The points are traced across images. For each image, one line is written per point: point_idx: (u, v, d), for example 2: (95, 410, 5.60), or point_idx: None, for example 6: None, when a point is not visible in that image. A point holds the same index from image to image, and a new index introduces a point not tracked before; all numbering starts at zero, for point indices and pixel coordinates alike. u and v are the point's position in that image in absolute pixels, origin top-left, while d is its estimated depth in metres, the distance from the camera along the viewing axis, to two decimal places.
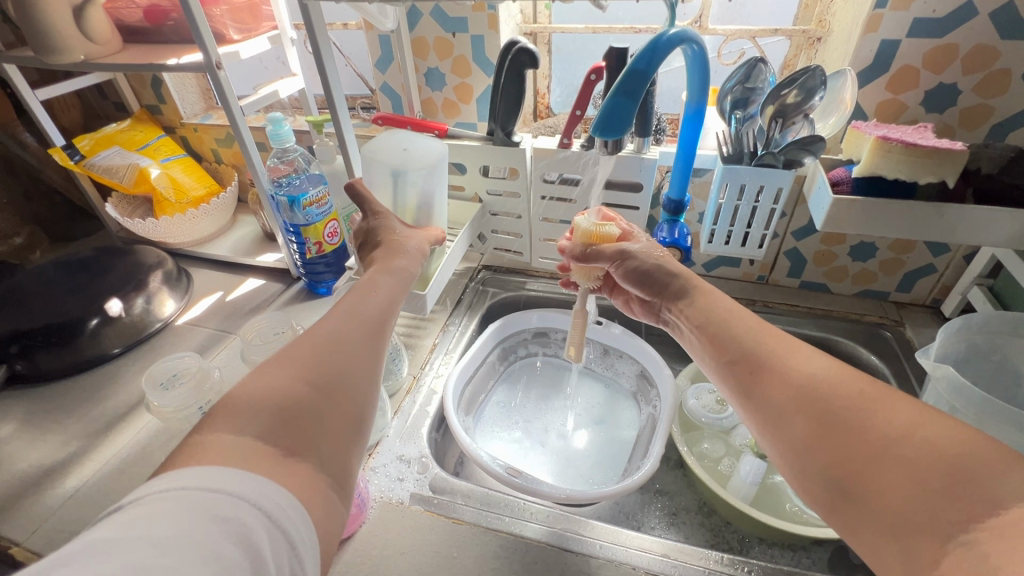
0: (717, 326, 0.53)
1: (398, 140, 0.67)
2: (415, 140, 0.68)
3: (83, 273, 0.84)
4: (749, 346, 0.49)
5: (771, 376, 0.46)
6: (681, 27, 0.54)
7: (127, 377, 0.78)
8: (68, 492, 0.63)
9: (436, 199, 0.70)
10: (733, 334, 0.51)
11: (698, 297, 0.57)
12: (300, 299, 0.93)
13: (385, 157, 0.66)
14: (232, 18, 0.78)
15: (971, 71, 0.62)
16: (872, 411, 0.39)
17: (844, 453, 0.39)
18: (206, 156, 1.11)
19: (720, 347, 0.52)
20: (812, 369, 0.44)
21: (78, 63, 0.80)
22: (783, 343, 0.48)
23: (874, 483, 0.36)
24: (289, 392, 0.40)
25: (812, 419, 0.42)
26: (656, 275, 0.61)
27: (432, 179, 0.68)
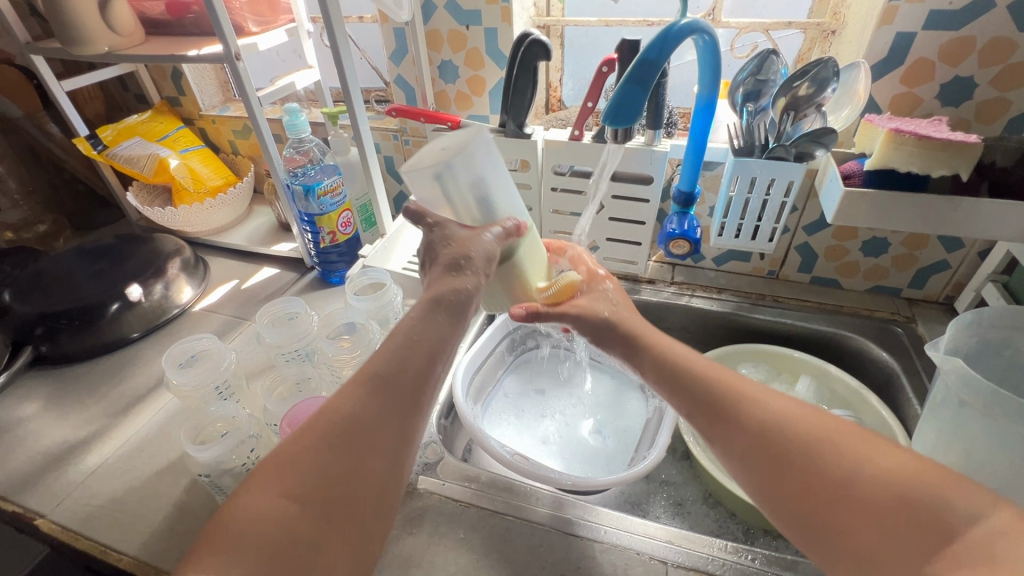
0: (671, 369, 0.51)
1: (434, 144, 0.53)
2: (455, 136, 0.53)
3: (104, 259, 0.87)
4: (703, 390, 0.48)
5: (725, 419, 0.46)
6: (693, 17, 0.54)
7: (145, 360, 0.80)
8: (90, 468, 0.65)
9: (494, 184, 0.55)
10: (688, 379, 0.50)
11: (647, 349, 0.54)
12: (314, 287, 0.94)
13: (424, 164, 0.50)
14: (251, 11, 0.80)
15: (987, 64, 0.62)
16: (825, 447, 0.41)
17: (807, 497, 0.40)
18: (224, 148, 1.14)
19: (677, 393, 0.50)
20: (764, 408, 0.44)
21: (102, 54, 0.82)
22: (734, 385, 0.48)
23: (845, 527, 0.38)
24: (281, 515, 0.36)
25: (771, 465, 0.42)
26: (605, 333, 0.57)
27: (488, 170, 0.54)
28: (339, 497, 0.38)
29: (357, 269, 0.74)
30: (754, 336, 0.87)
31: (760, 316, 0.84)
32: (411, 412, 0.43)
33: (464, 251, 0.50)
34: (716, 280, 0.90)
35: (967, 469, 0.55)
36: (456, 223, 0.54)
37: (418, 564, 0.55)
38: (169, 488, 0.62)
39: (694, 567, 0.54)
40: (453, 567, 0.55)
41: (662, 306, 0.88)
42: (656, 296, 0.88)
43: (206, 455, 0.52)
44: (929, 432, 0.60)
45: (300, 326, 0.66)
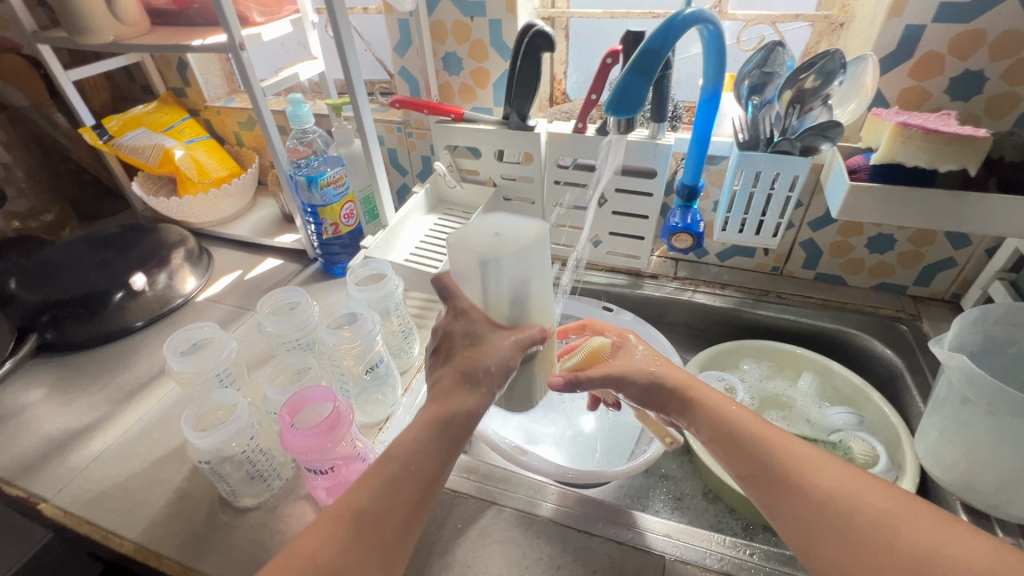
0: (725, 432, 0.48)
1: (486, 221, 0.47)
2: (516, 220, 0.47)
3: (109, 249, 0.87)
4: (760, 457, 0.46)
5: (787, 485, 0.44)
6: (698, 6, 0.53)
7: (148, 349, 0.81)
8: (92, 454, 0.65)
9: (534, 286, 0.48)
10: (744, 442, 0.47)
11: (697, 408, 0.50)
12: (316, 279, 0.95)
13: (472, 247, 0.44)
14: (255, 1, 0.80)
15: (999, 57, 0.61)
16: (899, 523, 0.39)
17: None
18: (229, 139, 1.14)
19: (733, 455, 0.47)
20: (826, 481, 0.43)
21: (107, 44, 0.83)
22: (793, 451, 0.45)
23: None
24: None
25: (841, 543, 0.40)
26: (654, 389, 0.52)
27: (537, 267, 0.47)
28: None
29: (358, 260, 0.74)
30: (756, 333, 0.86)
31: (763, 312, 0.84)
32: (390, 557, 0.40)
33: (483, 361, 0.45)
34: (719, 275, 0.89)
35: (969, 467, 0.54)
36: (484, 316, 0.47)
37: (416, 555, 0.55)
38: (170, 475, 0.62)
39: (691, 560, 0.54)
40: (451, 558, 0.55)
41: (664, 301, 0.88)
42: (659, 291, 0.88)
43: (205, 442, 0.52)
44: (932, 430, 0.59)
45: (301, 315, 0.66)
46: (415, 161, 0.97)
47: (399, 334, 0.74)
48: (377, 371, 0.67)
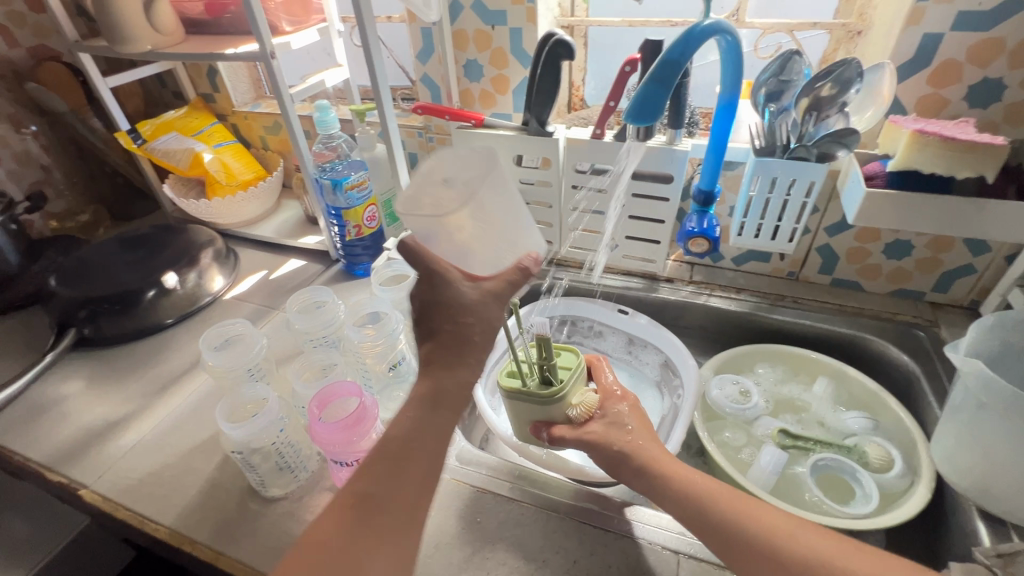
0: (695, 506, 0.49)
1: (437, 167, 0.48)
2: (465, 163, 0.49)
3: (143, 248, 0.91)
4: (731, 530, 0.46)
5: (763, 557, 0.44)
6: (715, 18, 0.55)
7: (179, 345, 0.84)
8: (128, 444, 0.68)
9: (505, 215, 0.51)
10: (715, 515, 0.48)
11: (666, 483, 0.50)
12: (339, 279, 0.97)
13: (440, 198, 0.47)
14: (285, 11, 0.83)
15: (1018, 65, 0.61)
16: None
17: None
18: (255, 143, 1.18)
19: (707, 533, 0.48)
20: (798, 542, 0.44)
21: (145, 53, 0.86)
22: (758, 519, 0.46)
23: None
24: None
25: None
26: (624, 462, 0.53)
27: (502, 209, 0.51)
28: None
29: (381, 261, 0.76)
30: (772, 337, 0.87)
31: (779, 317, 0.84)
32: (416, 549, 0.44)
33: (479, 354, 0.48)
34: (735, 280, 0.90)
35: (985, 472, 0.55)
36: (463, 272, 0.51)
37: (437, 547, 0.57)
38: (202, 465, 0.65)
39: (706, 558, 0.55)
40: (470, 551, 0.57)
41: (680, 305, 0.89)
42: (674, 295, 0.89)
43: (238, 433, 0.55)
44: (947, 436, 0.59)
45: (326, 314, 0.68)
46: None
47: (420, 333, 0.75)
48: (399, 369, 0.69)
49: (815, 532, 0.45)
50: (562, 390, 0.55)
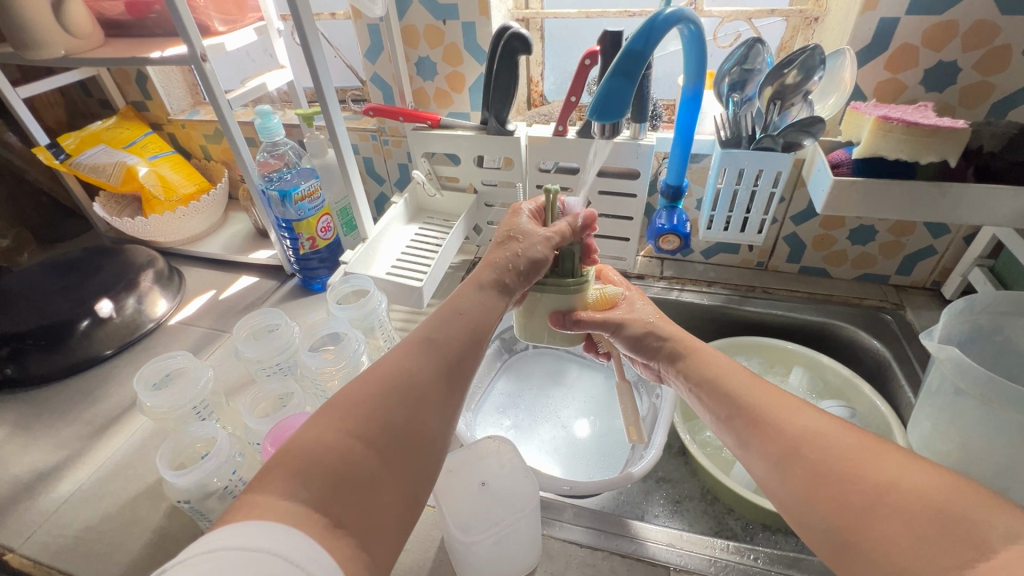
0: (712, 379, 0.49)
1: (488, 446, 0.57)
2: (505, 468, 0.55)
3: (72, 274, 0.82)
4: (743, 398, 0.46)
5: (763, 427, 0.43)
6: (678, 5, 0.53)
7: (119, 379, 0.76)
8: (62, 497, 0.61)
9: (511, 554, 0.50)
10: (730, 386, 0.47)
11: (691, 356, 0.52)
12: (294, 296, 0.91)
13: (464, 500, 0.52)
14: (216, 9, 0.76)
15: (971, 48, 0.61)
16: (858, 465, 0.37)
17: (844, 506, 0.36)
18: (196, 153, 1.10)
19: (716, 400, 0.48)
20: (801, 422, 0.42)
21: (59, 59, 0.78)
22: (772, 399, 0.45)
23: (875, 537, 0.34)
24: (344, 455, 0.34)
25: (805, 474, 0.39)
26: (648, 340, 0.56)
27: (520, 545, 0.51)
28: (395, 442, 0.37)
29: (338, 276, 0.72)
30: (745, 329, 0.86)
31: (751, 308, 0.83)
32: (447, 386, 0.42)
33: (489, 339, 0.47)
34: (705, 273, 0.89)
35: (963, 455, 0.55)
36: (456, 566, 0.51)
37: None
38: (149, 514, 0.59)
39: (697, 570, 0.53)
40: None
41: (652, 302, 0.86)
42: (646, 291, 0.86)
43: (184, 480, 0.49)
44: (925, 420, 0.59)
45: (280, 338, 0.63)
46: (392, 170, 0.95)
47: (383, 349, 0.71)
48: None
49: (831, 415, 0.42)
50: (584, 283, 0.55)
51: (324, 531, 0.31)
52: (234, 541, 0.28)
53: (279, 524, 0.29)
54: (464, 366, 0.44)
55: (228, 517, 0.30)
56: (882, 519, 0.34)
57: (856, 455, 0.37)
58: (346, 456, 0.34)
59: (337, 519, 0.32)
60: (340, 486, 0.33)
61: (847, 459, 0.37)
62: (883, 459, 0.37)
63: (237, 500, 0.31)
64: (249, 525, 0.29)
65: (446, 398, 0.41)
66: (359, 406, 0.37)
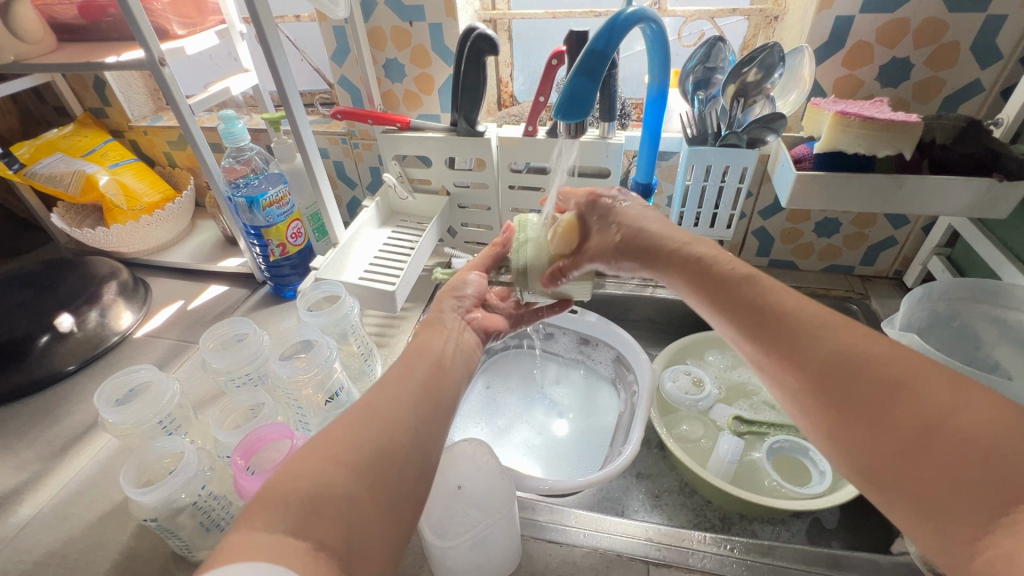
0: (726, 289, 0.46)
1: (466, 450, 0.56)
2: (482, 470, 0.54)
3: (30, 287, 0.79)
4: (765, 310, 0.43)
5: (788, 345, 0.41)
6: (639, 5, 0.53)
7: (83, 396, 0.74)
8: (23, 520, 0.59)
9: (491, 553, 0.50)
10: (746, 296, 0.44)
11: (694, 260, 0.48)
12: (266, 303, 0.90)
13: (441, 505, 0.52)
14: (174, 12, 0.74)
15: (922, 44, 0.64)
16: (894, 397, 0.35)
17: (881, 441, 0.35)
18: (160, 161, 1.07)
19: (731, 314, 0.45)
20: (830, 341, 0.39)
21: (9, 65, 0.75)
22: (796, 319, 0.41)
23: (912, 472, 0.33)
24: (322, 478, 0.34)
25: (836, 400, 0.37)
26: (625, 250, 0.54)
27: (501, 546, 0.51)
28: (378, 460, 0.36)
29: (308, 283, 0.70)
30: None
31: None
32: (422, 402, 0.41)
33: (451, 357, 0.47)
34: None
35: None
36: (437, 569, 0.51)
37: None
38: (116, 534, 0.57)
39: (676, 562, 0.54)
40: None
41: (627, 298, 0.87)
42: (621, 289, 0.88)
43: (149, 498, 0.48)
44: None
45: (249, 348, 0.62)
46: (364, 173, 0.93)
47: (359, 355, 0.70)
48: (338, 400, 0.62)
49: (870, 332, 0.39)
50: (528, 257, 0.58)
51: (305, 557, 0.30)
52: None
53: (272, 565, 0.28)
54: (435, 384, 0.43)
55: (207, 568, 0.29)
56: (923, 456, 0.33)
57: (899, 384, 0.35)
58: (322, 482, 0.34)
59: (318, 542, 0.31)
60: (314, 510, 0.32)
61: (888, 387, 0.35)
62: (931, 388, 0.34)
63: (218, 544, 0.30)
64: (241, 569, 0.28)
65: (419, 412, 0.40)
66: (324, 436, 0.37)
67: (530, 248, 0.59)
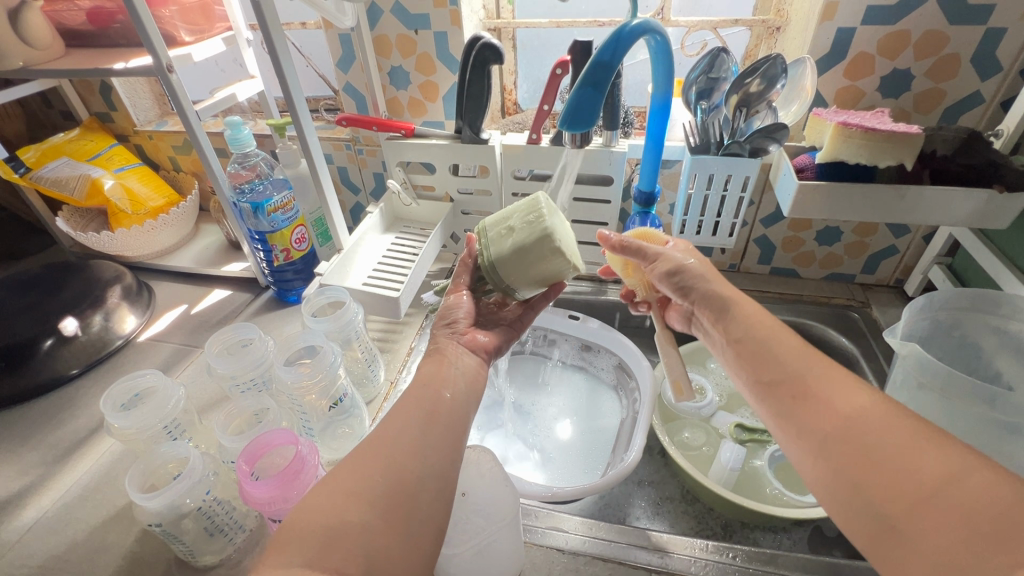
0: (756, 343, 0.49)
1: (469, 456, 0.56)
2: (485, 477, 0.54)
3: (35, 291, 0.80)
4: (792, 367, 0.46)
5: (813, 399, 0.44)
6: (644, 17, 0.54)
7: (87, 399, 0.74)
8: (26, 524, 0.59)
9: (495, 560, 0.50)
10: (776, 351, 0.48)
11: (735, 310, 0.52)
12: (269, 308, 0.90)
13: None
14: (182, 19, 0.75)
15: (923, 56, 0.64)
16: (909, 456, 0.37)
17: (894, 495, 0.37)
18: (164, 165, 1.07)
19: (758, 367, 0.48)
20: (854, 400, 0.42)
21: (17, 70, 0.76)
22: (829, 382, 0.44)
23: (923, 528, 0.35)
24: (338, 513, 0.35)
25: (855, 454, 0.40)
26: (680, 275, 0.56)
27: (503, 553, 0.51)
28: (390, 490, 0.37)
29: (313, 288, 0.71)
30: None
31: None
32: (429, 423, 0.42)
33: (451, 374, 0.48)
34: None
35: None
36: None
37: None
38: (119, 538, 0.57)
39: (678, 570, 0.54)
40: None
41: None
42: None
43: (154, 503, 0.48)
44: None
45: (253, 354, 0.62)
46: (368, 179, 0.94)
47: (362, 361, 0.70)
48: (342, 405, 0.63)
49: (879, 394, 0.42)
50: (487, 251, 0.54)
51: None
52: None
53: None
54: (440, 408, 0.43)
55: None
56: (938, 512, 0.35)
57: (917, 446, 0.38)
58: (334, 514, 0.35)
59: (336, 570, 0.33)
60: (331, 541, 0.34)
61: (906, 447, 0.38)
62: (939, 453, 0.36)
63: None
64: None
65: (423, 435, 0.41)
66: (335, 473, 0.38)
67: (493, 242, 0.54)
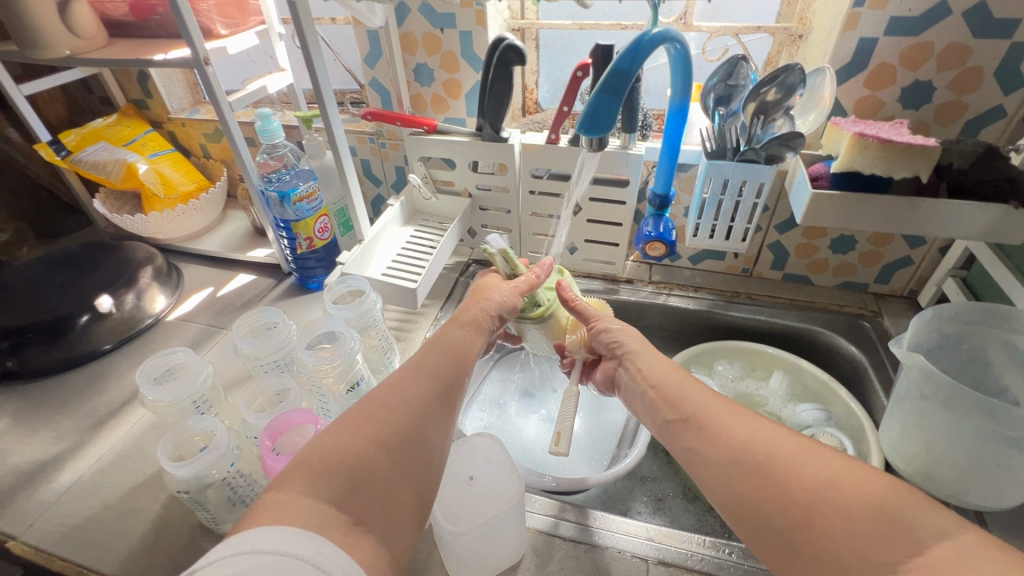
0: (667, 388, 0.53)
1: (481, 444, 0.59)
2: (491, 465, 0.57)
3: (73, 268, 0.84)
4: (697, 405, 0.49)
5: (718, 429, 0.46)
6: (664, 26, 0.55)
7: (119, 373, 0.78)
8: (62, 487, 0.63)
9: (499, 546, 0.53)
10: (687, 394, 0.51)
11: (642, 358, 0.57)
12: (291, 294, 0.93)
13: (450, 496, 0.54)
14: (219, 13, 0.78)
15: (945, 68, 0.64)
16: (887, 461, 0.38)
17: (795, 519, 0.39)
18: (195, 152, 1.11)
19: (673, 404, 0.51)
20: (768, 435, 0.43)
21: (63, 58, 0.79)
22: (739, 418, 0.47)
23: (823, 534, 0.37)
24: (362, 456, 0.39)
25: (753, 477, 0.42)
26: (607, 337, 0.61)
27: (506, 539, 0.53)
28: (410, 448, 0.42)
29: (335, 276, 0.73)
30: (730, 333, 0.88)
31: (735, 313, 0.86)
32: (443, 397, 0.47)
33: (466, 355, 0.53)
34: (692, 279, 0.91)
35: (929, 458, 0.57)
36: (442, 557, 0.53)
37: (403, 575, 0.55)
38: (147, 504, 0.61)
39: (674, 563, 0.55)
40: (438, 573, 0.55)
41: (640, 305, 0.89)
42: (634, 295, 0.89)
43: (184, 471, 0.51)
44: (894, 424, 0.62)
45: (278, 337, 0.65)
46: (389, 172, 0.97)
47: (379, 347, 0.72)
48: (359, 389, 0.66)
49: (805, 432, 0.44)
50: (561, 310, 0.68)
51: (344, 528, 0.35)
52: (260, 545, 0.31)
53: (304, 531, 0.33)
54: (454, 387, 0.49)
55: (248, 523, 0.33)
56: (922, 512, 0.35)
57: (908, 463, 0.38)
58: (360, 460, 0.39)
59: (355, 517, 0.36)
60: (355, 486, 0.37)
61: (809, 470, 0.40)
62: None
63: (261, 500, 0.35)
64: (276, 531, 0.32)
65: (436, 406, 0.46)
66: (366, 420, 0.42)
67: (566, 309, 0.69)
